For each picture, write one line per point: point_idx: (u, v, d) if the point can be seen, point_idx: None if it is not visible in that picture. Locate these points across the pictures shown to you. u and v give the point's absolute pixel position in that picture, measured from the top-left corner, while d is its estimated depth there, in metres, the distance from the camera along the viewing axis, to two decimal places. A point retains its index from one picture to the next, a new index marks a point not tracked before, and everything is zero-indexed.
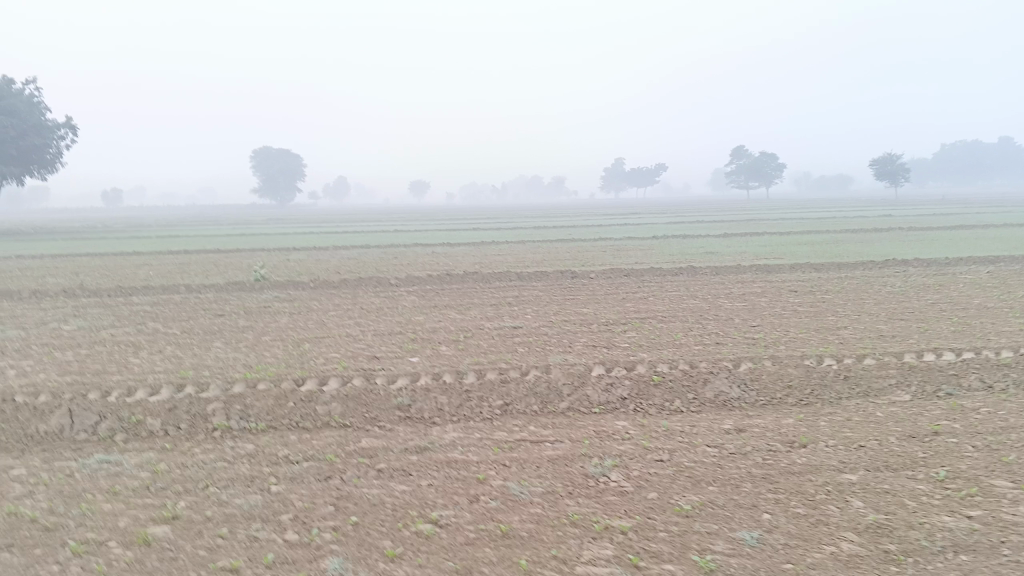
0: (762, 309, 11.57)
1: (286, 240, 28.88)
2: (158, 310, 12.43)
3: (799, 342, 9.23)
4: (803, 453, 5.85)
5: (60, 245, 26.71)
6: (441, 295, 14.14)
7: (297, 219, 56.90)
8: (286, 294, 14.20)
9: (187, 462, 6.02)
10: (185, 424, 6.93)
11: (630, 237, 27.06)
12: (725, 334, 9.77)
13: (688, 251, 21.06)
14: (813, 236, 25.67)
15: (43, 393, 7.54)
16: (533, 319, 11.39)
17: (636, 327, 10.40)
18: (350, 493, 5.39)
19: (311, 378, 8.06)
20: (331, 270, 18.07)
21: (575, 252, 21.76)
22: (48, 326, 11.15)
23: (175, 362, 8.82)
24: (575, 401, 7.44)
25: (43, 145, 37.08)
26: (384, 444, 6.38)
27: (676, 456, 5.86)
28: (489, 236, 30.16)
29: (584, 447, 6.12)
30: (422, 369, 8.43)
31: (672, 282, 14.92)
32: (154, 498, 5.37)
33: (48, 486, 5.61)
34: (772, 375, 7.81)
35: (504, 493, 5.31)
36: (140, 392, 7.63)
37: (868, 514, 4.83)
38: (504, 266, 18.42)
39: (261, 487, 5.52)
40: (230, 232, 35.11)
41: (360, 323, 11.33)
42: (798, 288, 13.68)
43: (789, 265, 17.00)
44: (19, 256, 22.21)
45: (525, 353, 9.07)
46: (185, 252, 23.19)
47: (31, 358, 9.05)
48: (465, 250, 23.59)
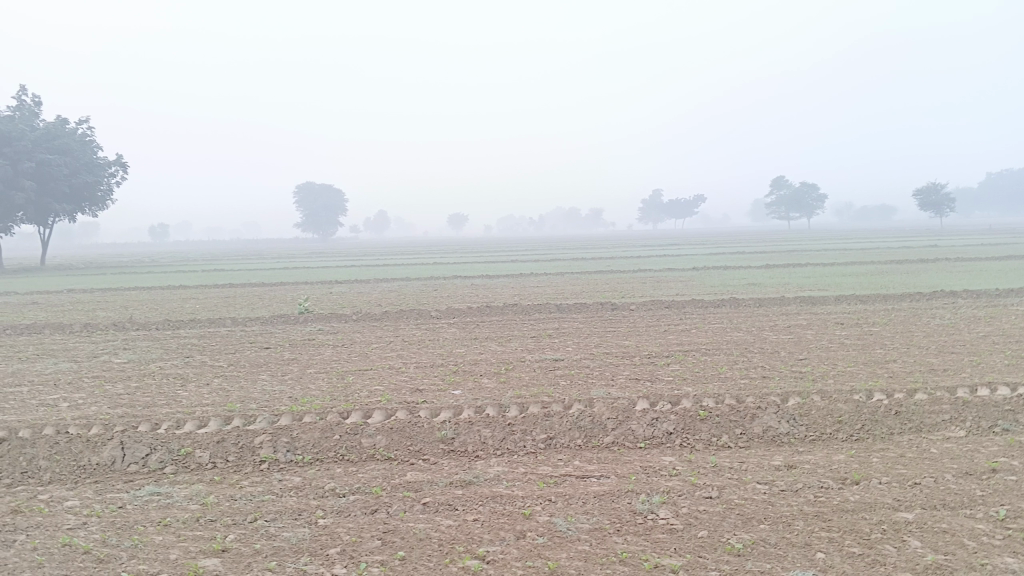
0: (808, 342, 11.42)
1: (327, 273, 29.22)
2: (204, 342, 12.65)
3: (847, 375, 9.06)
4: (856, 491, 5.72)
5: (108, 279, 27.32)
6: (481, 327, 14.19)
7: (338, 251, 57.79)
8: (329, 327, 14.34)
9: (236, 495, 6.09)
10: (233, 456, 7.00)
11: (669, 268, 26.98)
12: (771, 367, 9.63)
13: (730, 282, 20.88)
14: (857, 267, 25.33)
15: (95, 424, 7.69)
16: (575, 351, 11.36)
17: (679, 360, 10.31)
18: (396, 527, 5.40)
19: (355, 411, 8.12)
20: (372, 302, 18.24)
21: (614, 284, 21.72)
22: (99, 359, 11.39)
23: (222, 394, 8.95)
24: (620, 436, 7.38)
25: (95, 183, 38.24)
26: (429, 478, 6.38)
27: (726, 493, 5.76)
28: (528, 268, 30.28)
29: (630, 483, 6.05)
30: (465, 402, 8.44)
31: (714, 314, 14.80)
32: (204, 530, 5.43)
33: (100, 517, 5.71)
34: (822, 409, 7.68)
35: (551, 529, 5.27)
36: (189, 424, 7.75)
37: (926, 554, 4.70)
38: (544, 298, 18.45)
39: (309, 520, 5.55)
40: (273, 265, 35.73)
41: (402, 355, 11.40)
42: (844, 320, 13.48)
43: (834, 297, 16.77)
44: (70, 290, 22.79)
45: (568, 386, 9.03)
46: (229, 285, 23.57)
47: (83, 391, 9.25)
48: (505, 282, 23.69)
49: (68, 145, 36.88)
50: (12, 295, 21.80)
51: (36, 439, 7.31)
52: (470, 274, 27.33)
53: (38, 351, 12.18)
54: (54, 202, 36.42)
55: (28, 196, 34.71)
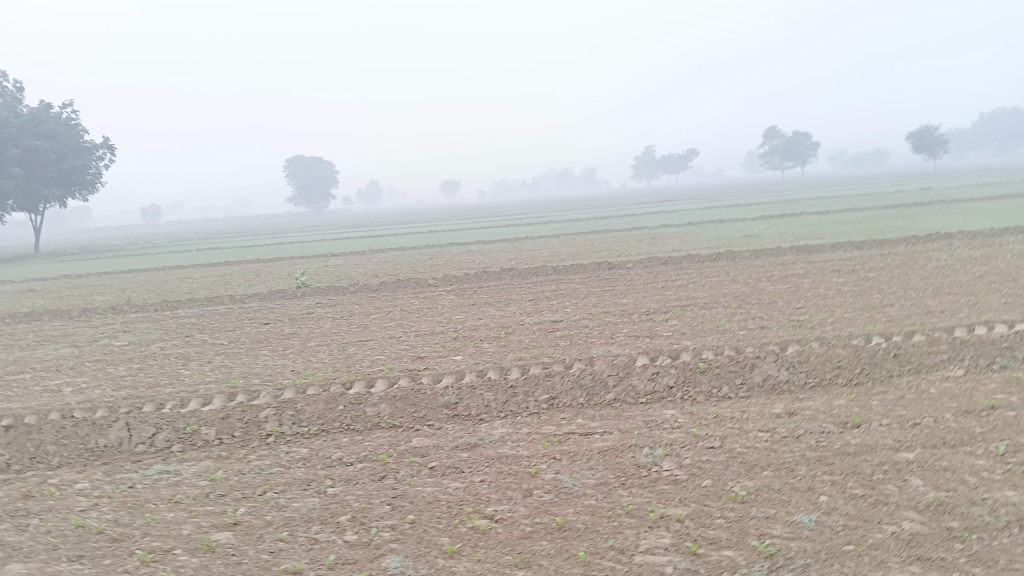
0: (805, 291, 11.45)
1: (323, 246, 29.15)
2: (204, 321, 12.66)
3: (846, 322, 9.09)
4: (857, 434, 5.78)
5: (103, 263, 27.26)
6: (479, 293, 14.19)
7: (332, 224, 57.60)
8: (328, 300, 14.37)
9: (245, 469, 6.14)
10: (239, 432, 7.05)
11: (665, 225, 26.90)
12: (769, 318, 9.67)
13: (726, 236, 20.84)
14: (854, 214, 25.28)
15: (99, 408, 7.73)
16: (573, 312, 11.39)
17: (677, 315, 10.33)
18: (405, 492, 5.46)
19: (358, 381, 8.15)
20: (369, 273, 18.22)
21: (610, 243, 21.67)
22: (100, 342, 11.41)
23: (225, 371, 8.98)
24: (622, 392, 7.43)
25: (84, 167, 37.99)
26: (434, 442, 6.44)
27: (728, 442, 5.82)
28: (525, 231, 30.21)
29: (633, 438, 6.11)
30: (467, 367, 8.49)
31: (712, 268, 14.80)
32: (214, 505, 5.49)
33: (111, 497, 5.78)
34: (821, 356, 7.73)
35: (557, 486, 5.33)
36: (194, 402, 7.79)
37: (927, 492, 4.76)
38: (540, 261, 18.41)
39: (319, 490, 5.61)
40: (268, 241, 35.63)
41: (401, 325, 11.42)
42: (841, 267, 13.49)
43: (831, 244, 16.76)
44: (66, 276, 22.74)
45: (568, 346, 9.07)
46: (225, 264, 23.55)
47: (86, 375, 9.29)
48: (501, 247, 23.67)
49: (54, 130, 36.58)
50: (8, 283, 21.79)
51: (42, 425, 7.35)
52: (466, 240, 27.25)
53: (38, 338, 12.19)
54: (44, 188, 36.19)
55: (17, 183, 34.47)
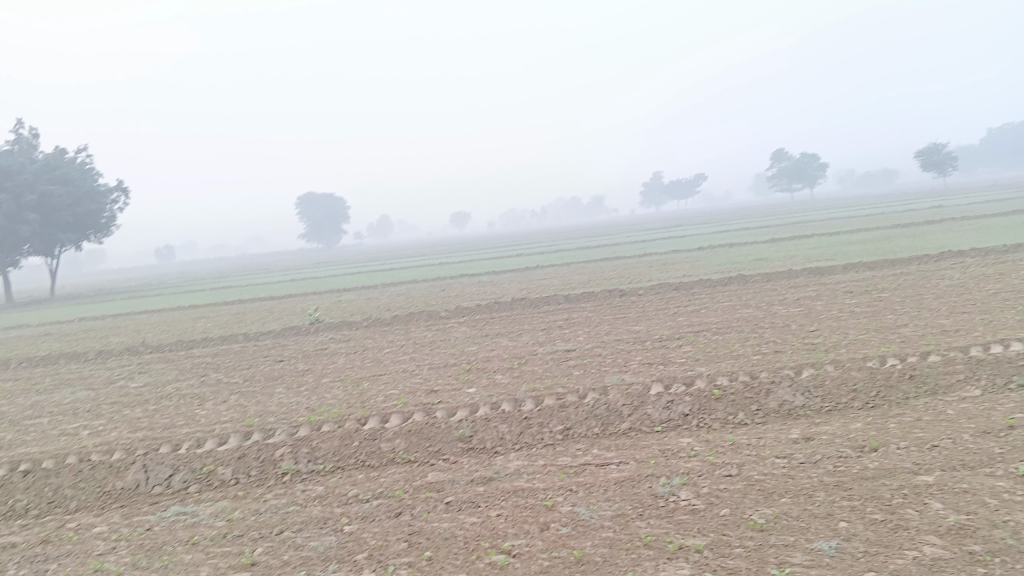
0: (818, 313, 11.42)
1: (335, 281, 29.32)
2: (218, 360, 12.73)
3: (860, 344, 9.05)
4: (875, 458, 5.74)
5: (118, 305, 27.51)
6: (491, 324, 14.22)
7: (345, 259, 57.97)
8: (341, 335, 14.45)
9: (261, 508, 6.15)
10: (255, 471, 7.06)
11: (675, 250, 26.94)
12: (783, 342, 9.64)
13: (737, 260, 20.82)
14: (864, 234, 25.23)
15: (116, 450, 7.76)
16: (586, 341, 11.38)
17: (690, 341, 10.31)
18: (421, 528, 5.45)
19: (373, 417, 8.16)
20: (381, 307, 18.29)
21: (620, 270, 21.70)
22: (116, 384, 11.49)
23: (240, 410, 9.02)
24: (637, 421, 7.40)
25: (99, 210, 38.52)
26: (450, 477, 6.43)
27: (745, 469, 5.79)
28: (535, 261, 30.29)
29: (649, 467, 6.08)
30: (481, 399, 8.48)
31: (723, 292, 14.79)
32: (232, 545, 5.49)
33: (129, 540, 5.79)
34: (836, 379, 7.69)
35: (574, 518, 5.31)
36: (210, 442, 7.82)
37: (948, 516, 4.72)
38: (552, 290, 18.45)
39: (336, 528, 5.60)
40: (281, 278, 35.88)
41: (415, 358, 11.46)
42: (853, 289, 13.46)
43: (842, 266, 16.74)
44: (82, 318, 22.96)
45: (581, 376, 9.05)
46: (238, 301, 23.72)
47: (103, 417, 9.35)
48: (512, 277, 23.75)
49: (69, 175, 37.15)
50: (26, 327, 22.02)
51: (61, 469, 7.39)
52: (477, 271, 27.38)
53: (55, 381, 12.28)
54: (60, 231, 36.68)
55: (33, 228, 34.95)
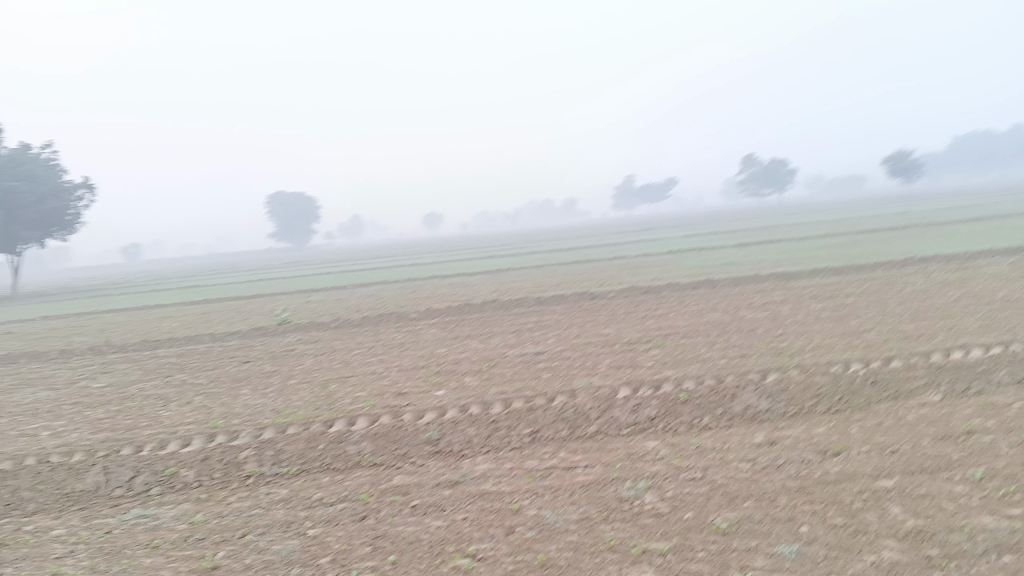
0: (785, 318, 11.55)
1: (304, 282, 29.11)
2: (184, 361, 12.57)
3: (825, 348, 9.16)
4: (837, 462, 5.81)
5: (82, 304, 27.09)
6: (461, 326, 14.20)
7: (317, 259, 57.64)
8: (310, 336, 14.35)
9: (224, 511, 6.07)
10: (219, 473, 6.97)
11: (646, 253, 27.11)
12: (750, 346, 9.73)
13: (706, 264, 21.02)
14: (831, 240, 25.58)
15: (77, 451, 7.63)
16: (555, 344, 11.39)
17: (659, 345, 10.36)
18: (386, 531, 5.42)
19: (340, 419, 8.10)
20: (351, 308, 18.19)
21: (591, 273, 21.78)
22: (79, 384, 11.31)
23: (205, 412, 8.90)
24: (604, 424, 7.43)
25: (64, 208, 37.87)
26: (416, 480, 6.40)
27: (710, 473, 5.83)
28: (507, 263, 30.31)
29: (616, 471, 6.10)
30: (449, 402, 8.46)
31: (692, 296, 14.91)
32: (194, 549, 5.42)
33: (87, 544, 5.70)
34: (800, 384, 7.78)
35: (539, 522, 5.31)
36: (173, 443, 7.71)
37: (907, 520, 4.79)
38: (523, 292, 18.48)
39: (299, 531, 5.55)
40: (250, 278, 35.53)
41: (384, 359, 11.41)
42: (819, 293, 13.64)
43: (809, 271, 16.95)
44: (45, 317, 22.57)
45: (549, 379, 9.06)
46: (207, 301, 23.48)
47: (64, 418, 9.19)
48: (483, 279, 23.75)
49: (33, 172, 36.42)
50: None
51: (18, 471, 7.24)
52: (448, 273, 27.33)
53: (16, 381, 12.05)
54: (24, 230, 36.00)
55: None
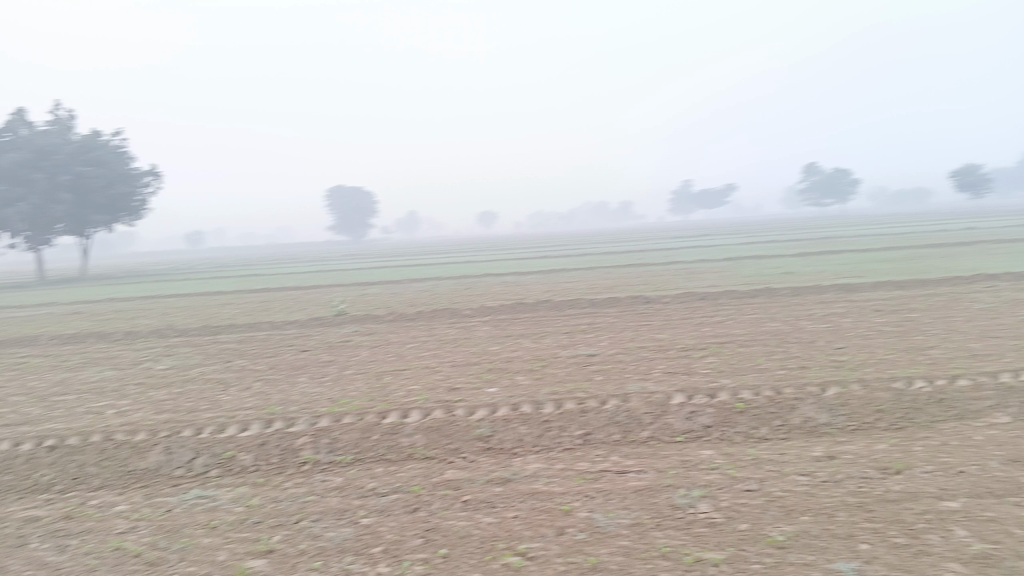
0: (846, 330, 11.29)
1: (359, 275, 29.50)
2: (244, 347, 12.86)
3: (887, 364, 8.94)
4: (898, 480, 5.66)
5: (145, 287, 27.89)
6: (514, 324, 14.23)
7: (373, 253, 58.37)
8: (366, 328, 14.54)
9: (280, 496, 6.19)
10: (275, 459, 7.11)
11: (703, 259, 26.81)
12: (809, 357, 9.55)
13: (764, 272, 20.69)
14: (895, 252, 24.96)
15: (140, 430, 7.86)
16: (609, 347, 11.34)
17: (715, 352, 10.24)
18: (438, 525, 5.47)
19: (394, 411, 8.20)
20: (406, 302, 18.39)
21: (646, 277, 21.62)
22: (142, 365, 11.65)
23: (263, 397, 9.09)
24: (658, 430, 7.36)
25: (131, 193, 39.06)
26: (468, 476, 6.44)
27: (766, 485, 5.74)
28: (561, 263, 30.30)
29: (669, 478, 6.05)
30: (501, 399, 8.48)
31: (749, 304, 14.69)
32: (251, 532, 5.54)
33: (148, 521, 5.86)
34: (861, 399, 7.60)
35: (591, 525, 5.29)
36: (233, 427, 7.90)
37: (973, 544, 4.64)
38: (577, 294, 18.43)
39: (353, 520, 5.63)
40: (307, 269, 36.15)
41: (437, 354, 11.50)
42: (882, 307, 13.31)
43: (871, 283, 16.56)
44: (111, 299, 23.31)
45: (603, 382, 9.02)
46: (265, 290, 23.98)
47: (128, 397, 9.48)
48: (536, 278, 23.76)
49: (103, 157, 37.61)
50: (58, 305, 22.41)
51: (85, 446, 7.49)
52: (502, 271, 27.42)
53: (84, 359, 12.47)
54: (93, 213, 37.22)
55: (66, 208, 35.53)
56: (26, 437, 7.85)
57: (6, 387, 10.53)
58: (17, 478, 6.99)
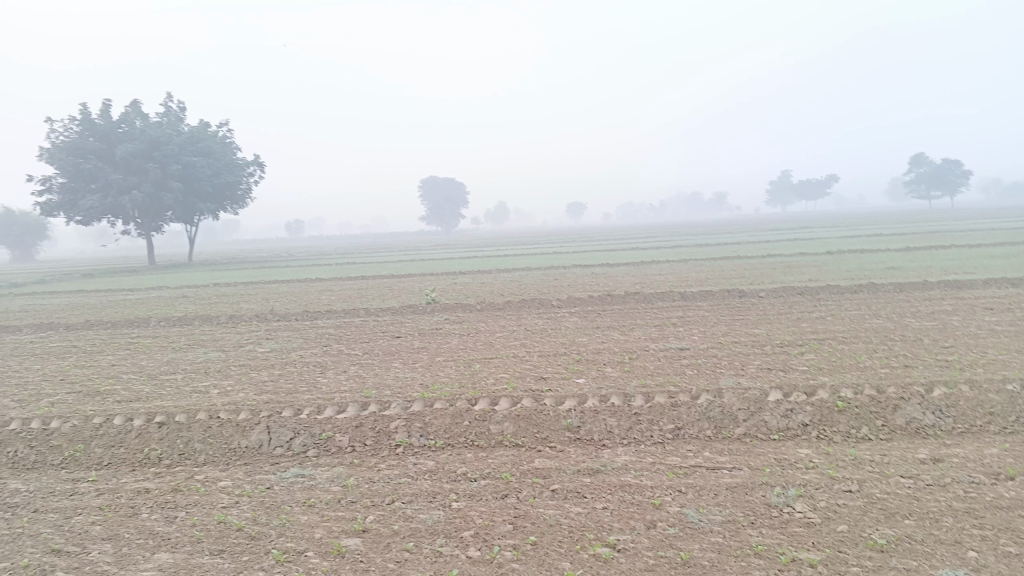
0: (954, 329, 10.78)
1: (451, 264, 29.85)
2: (339, 332, 13.22)
3: (1000, 365, 8.48)
4: (1011, 487, 5.38)
5: (247, 274, 29.00)
6: (603, 316, 14.15)
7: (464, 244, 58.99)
8: (456, 316, 14.73)
9: (375, 478, 6.35)
10: (371, 441, 7.29)
11: (802, 253, 26.00)
12: (914, 356, 9.15)
13: (867, 267, 19.91)
14: (1011, 248, 23.60)
15: (243, 410, 8.19)
16: (701, 341, 11.14)
17: (813, 349, 9.92)
18: (527, 512, 5.50)
19: (483, 398, 8.28)
20: (496, 292, 18.50)
21: (740, 270, 21.12)
22: (245, 348, 12.13)
23: (358, 381, 9.33)
24: (752, 427, 7.20)
25: (235, 182, 40.72)
26: (557, 465, 6.45)
27: (866, 487, 5.54)
28: (652, 255, 29.92)
29: (764, 476, 5.91)
30: (590, 391, 8.46)
31: (850, 300, 14.16)
32: (346, 511, 5.70)
33: (250, 496, 6.11)
34: (971, 400, 7.24)
35: (682, 520, 5.23)
36: (330, 409, 8.13)
37: None
38: (668, 286, 18.19)
39: (444, 503, 5.73)
40: (400, 257, 36.81)
41: (526, 344, 11.55)
42: (994, 305, 12.62)
43: (984, 281, 15.71)
44: (216, 284, 24.33)
45: (694, 376, 8.87)
46: (359, 277, 24.56)
47: (231, 378, 9.89)
48: (626, 270, 23.54)
49: (211, 148, 39.25)
50: (168, 288, 23.54)
51: (192, 424, 7.86)
52: (593, 262, 27.30)
53: (191, 341, 13.07)
54: (200, 201, 38.99)
55: (176, 196, 37.21)
56: (138, 413, 8.29)
57: (120, 365, 11.13)
58: (130, 451, 7.39)
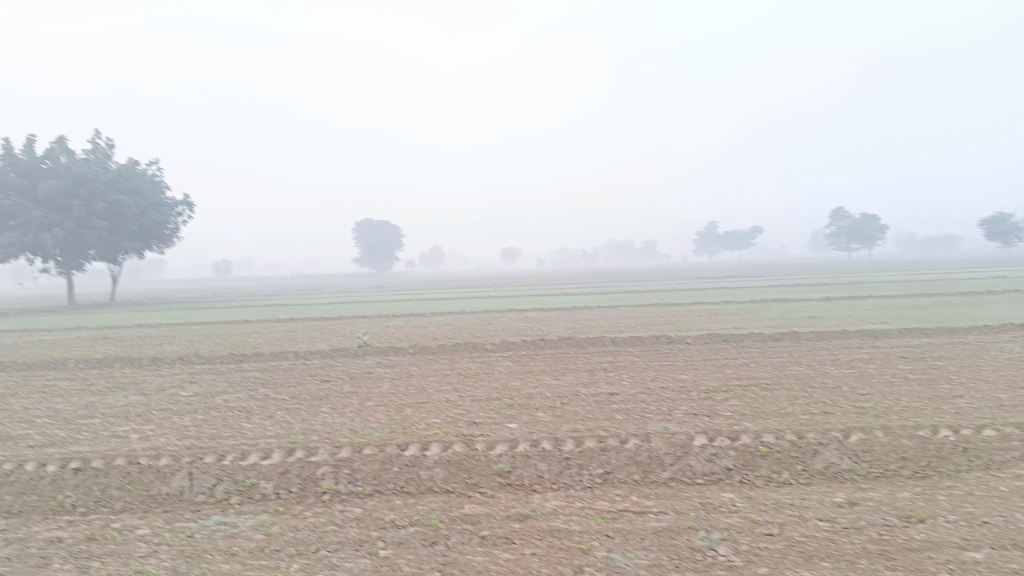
0: (871, 376, 11.20)
1: (384, 306, 29.74)
2: (267, 376, 12.96)
3: (913, 412, 8.83)
4: (921, 529, 5.60)
5: (174, 314, 28.33)
6: (535, 361, 14.23)
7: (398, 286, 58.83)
8: (388, 360, 14.63)
9: (300, 525, 6.22)
10: (296, 488, 7.16)
11: (728, 301, 26.78)
12: (833, 403, 9.45)
13: (790, 316, 20.59)
14: (923, 299, 24.77)
15: (164, 456, 7.96)
16: (630, 386, 11.29)
17: (738, 396, 10.16)
18: (456, 559, 5.48)
19: (414, 443, 8.23)
20: (429, 336, 18.46)
21: (669, 317, 21.56)
22: (168, 391, 11.78)
23: (285, 427, 9.15)
24: (678, 471, 7.33)
25: (163, 221, 39.91)
26: (486, 511, 6.45)
27: (786, 530, 5.69)
28: (584, 301, 30.39)
29: (689, 520, 6.02)
30: (521, 435, 8.49)
31: (774, 348, 14.61)
32: (270, 560, 5.58)
33: (170, 545, 5.92)
34: (886, 446, 7.52)
35: (609, 564, 5.28)
36: (255, 455, 7.97)
37: None
38: (600, 331, 18.45)
39: (371, 551, 5.66)
40: (334, 299, 36.46)
41: (459, 389, 11.51)
42: (908, 354, 13.16)
43: (898, 330, 16.43)
44: (139, 325, 23.65)
45: (624, 421, 8.98)
46: (290, 319, 24.23)
47: (153, 422, 9.60)
48: (559, 315, 23.78)
49: (139, 186, 38.40)
50: (87, 329, 22.74)
51: (109, 470, 7.59)
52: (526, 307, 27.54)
53: (110, 384, 12.63)
54: (125, 240, 38.03)
55: (100, 234, 36.19)
56: (52, 458, 7.97)
57: (33, 409, 10.64)
58: (41, 498, 7.08)
